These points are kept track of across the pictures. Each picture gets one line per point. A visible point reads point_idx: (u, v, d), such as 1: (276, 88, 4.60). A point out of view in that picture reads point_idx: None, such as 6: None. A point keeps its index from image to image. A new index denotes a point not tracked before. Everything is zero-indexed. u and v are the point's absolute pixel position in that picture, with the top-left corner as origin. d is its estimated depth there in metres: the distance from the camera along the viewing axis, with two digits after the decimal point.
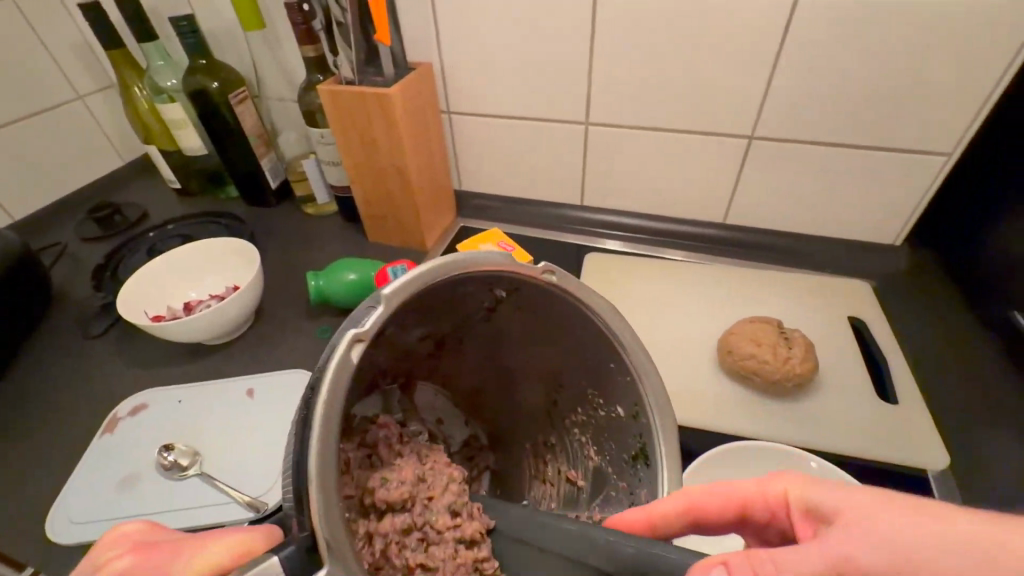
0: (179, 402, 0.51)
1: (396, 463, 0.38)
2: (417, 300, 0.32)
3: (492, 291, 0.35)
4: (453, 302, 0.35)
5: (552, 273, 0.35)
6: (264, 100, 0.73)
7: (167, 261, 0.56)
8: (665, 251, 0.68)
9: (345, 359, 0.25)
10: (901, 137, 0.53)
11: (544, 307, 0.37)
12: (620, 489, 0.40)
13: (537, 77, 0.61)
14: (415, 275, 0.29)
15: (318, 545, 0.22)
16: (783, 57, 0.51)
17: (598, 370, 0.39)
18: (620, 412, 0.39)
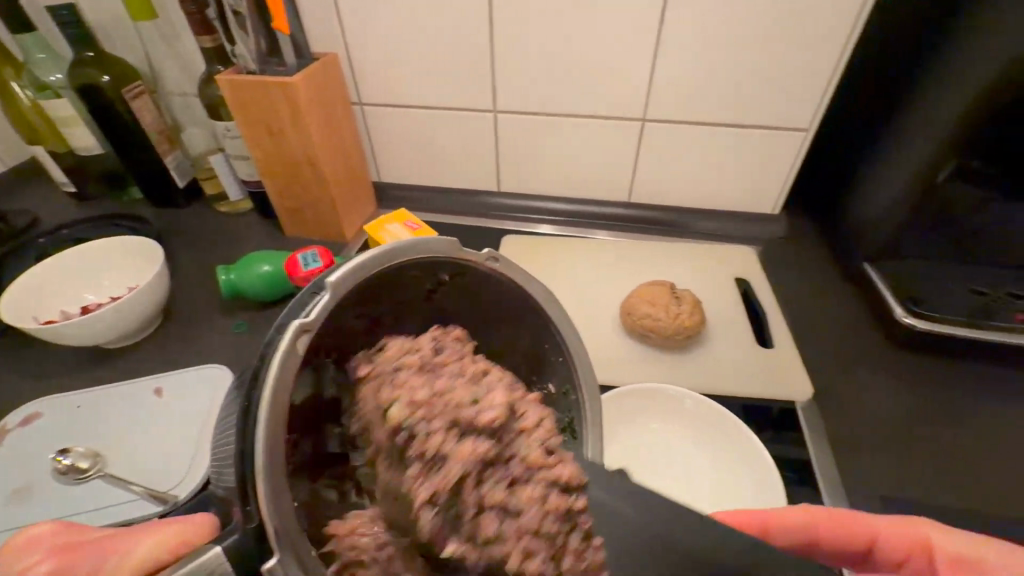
0: (77, 408, 0.48)
1: (481, 380, 0.29)
2: (359, 290, 0.28)
3: (436, 275, 0.32)
4: (395, 282, 0.30)
5: (496, 259, 0.33)
6: (166, 94, 0.70)
7: (59, 262, 0.53)
8: (593, 231, 0.70)
9: (290, 352, 0.22)
10: (770, 115, 0.58)
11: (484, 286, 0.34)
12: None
13: (453, 68, 0.60)
14: (352, 264, 0.26)
15: (267, 537, 0.20)
16: (662, 44, 0.55)
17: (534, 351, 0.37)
18: (552, 389, 0.38)
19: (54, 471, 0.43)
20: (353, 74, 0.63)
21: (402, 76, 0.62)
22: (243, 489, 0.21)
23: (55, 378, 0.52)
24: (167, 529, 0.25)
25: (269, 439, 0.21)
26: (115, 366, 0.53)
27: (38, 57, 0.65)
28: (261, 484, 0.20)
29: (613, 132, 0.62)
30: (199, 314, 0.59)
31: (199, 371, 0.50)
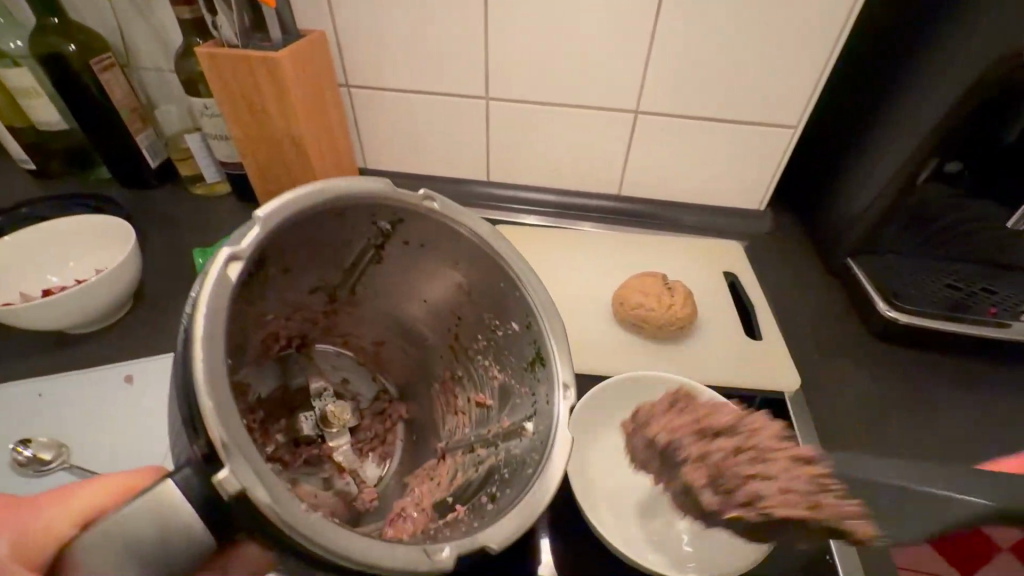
0: (39, 396, 0.45)
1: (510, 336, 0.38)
2: (291, 231, 0.32)
3: (376, 223, 0.35)
4: (341, 240, 0.36)
5: (433, 200, 0.35)
6: (138, 68, 0.66)
7: (18, 240, 0.50)
8: (577, 223, 0.69)
9: (223, 278, 0.26)
10: (760, 111, 0.59)
11: (421, 228, 0.36)
12: (527, 399, 0.36)
13: (446, 52, 0.59)
14: (293, 198, 0.30)
15: (216, 451, 0.23)
16: (658, 36, 0.55)
17: (483, 289, 0.38)
18: (514, 327, 0.37)
19: (14, 464, 0.40)
20: (341, 54, 0.61)
21: (391, 58, 0.61)
22: (190, 420, 0.24)
23: (13, 365, 0.48)
24: (116, 475, 0.29)
25: (206, 359, 0.24)
26: (80, 353, 0.49)
27: None
28: (203, 405, 0.23)
29: (606, 123, 0.62)
30: (172, 300, 0.56)
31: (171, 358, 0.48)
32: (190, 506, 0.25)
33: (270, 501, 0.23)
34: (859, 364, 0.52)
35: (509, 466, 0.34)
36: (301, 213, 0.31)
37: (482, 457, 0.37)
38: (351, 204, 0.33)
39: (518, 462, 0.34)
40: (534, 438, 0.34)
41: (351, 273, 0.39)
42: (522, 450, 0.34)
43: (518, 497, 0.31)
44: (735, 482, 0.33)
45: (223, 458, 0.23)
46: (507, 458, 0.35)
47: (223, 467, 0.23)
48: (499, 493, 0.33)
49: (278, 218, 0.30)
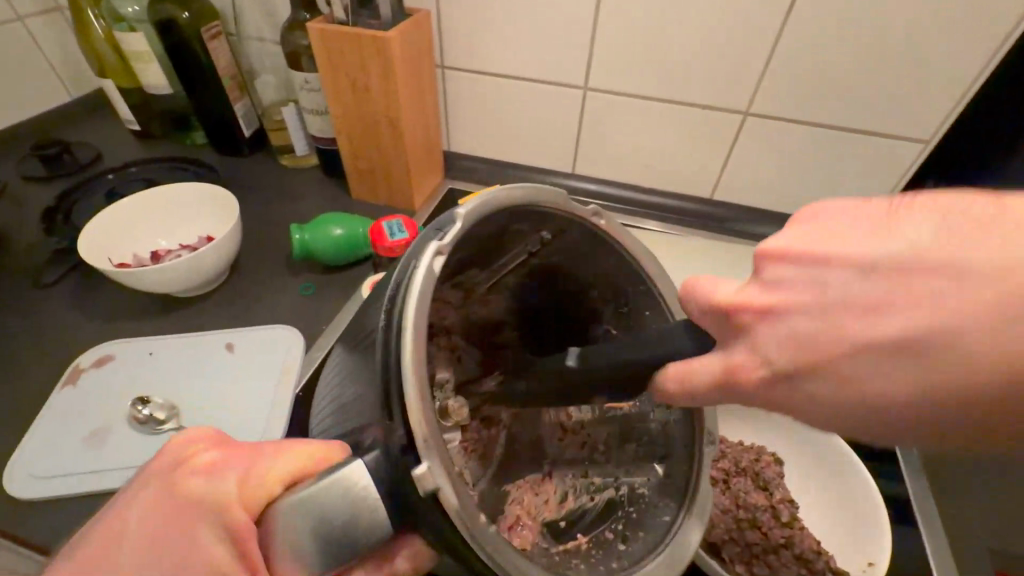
0: (150, 355, 0.48)
1: None
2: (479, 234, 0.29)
3: (537, 233, 0.33)
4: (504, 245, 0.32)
5: (600, 216, 0.34)
6: (241, 37, 0.67)
7: (133, 204, 0.52)
8: (642, 221, 0.67)
9: (429, 274, 0.24)
10: (888, 122, 0.54)
11: (584, 240, 0.34)
12: (654, 433, 0.35)
13: (548, 38, 0.57)
14: (485, 201, 0.28)
15: (416, 441, 0.21)
16: (785, 34, 0.50)
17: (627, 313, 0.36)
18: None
19: (133, 420, 0.43)
20: (441, 32, 0.59)
21: (491, 40, 0.59)
22: (391, 402, 0.23)
23: (124, 321, 0.51)
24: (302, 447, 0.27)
25: (414, 345, 0.22)
26: (183, 316, 0.52)
27: None
28: (406, 378, 0.22)
29: (709, 123, 0.58)
30: (264, 271, 0.57)
31: (268, 330, 0.50)
32: (378, 488, 0.23)
33: (460, 505, 0.22)
34: None
35: (636, 504, 0.34)
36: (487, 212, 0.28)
37: (598, 485, 0.35)
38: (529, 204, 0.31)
39: (647, 504, 0.34)
40: (665, 479, 0.34)
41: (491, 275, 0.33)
42: (651, 490, 0.34)
43: (658, 541, 0.31)
44: (773, 547, 0.36)
45: (422, 453, 0.21)
46: (631, 494, 0.34)
47: (422, 459, 0.21)
48: (630, 534, 0.32)
49: (476, 220, 0.28)
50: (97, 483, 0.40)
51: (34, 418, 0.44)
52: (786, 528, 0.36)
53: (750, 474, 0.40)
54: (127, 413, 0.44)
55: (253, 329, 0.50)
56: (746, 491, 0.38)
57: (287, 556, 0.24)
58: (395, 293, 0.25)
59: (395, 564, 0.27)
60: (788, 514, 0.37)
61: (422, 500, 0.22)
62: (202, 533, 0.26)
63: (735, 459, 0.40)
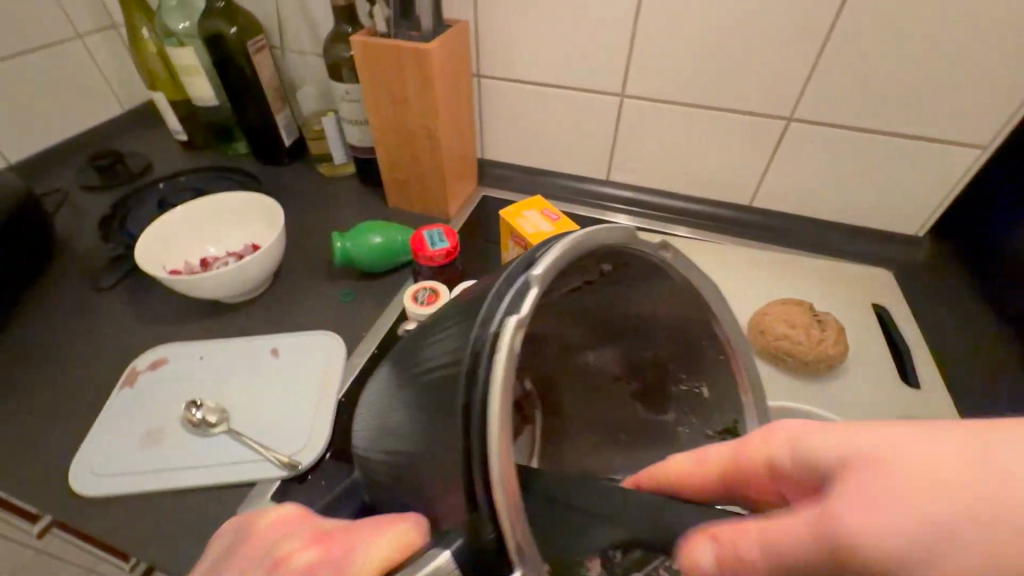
0: (200, 360, 0.49)
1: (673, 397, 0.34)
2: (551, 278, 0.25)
3: (599, 266, 0.29)
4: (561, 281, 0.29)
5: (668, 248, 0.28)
6: (284, 50, 0.69)
7: (185, 214, 0.54)
8: (672, 227, 0.66)
9: (512, 347, 0.19)
10: (941, 127, 0.51)
11: (642, 276, 0.30)
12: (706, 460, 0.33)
13: (585, 46, 0.57)
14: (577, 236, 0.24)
15: (512, 551, 0.18)
16: (831, 39, 0.49)
17: (677, 344, 0.33)
18: (707, 391, 0.33)
19: (186, 422, 0.44)
20: (478, 42, 0.60)
21: (528, 49, 0.59)
22: (473, 491, 0.19)
23: (174, 326, 0.53)
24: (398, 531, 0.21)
25: (499, 428, 0.18)
26: (230, 321, 0.54)
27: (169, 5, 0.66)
28: (494, 477, 0.18)
29: (749, 129, 0.57)
30: (304, 278, 0.59)
31: (311, 336, 0.51)
32: None
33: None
34: None
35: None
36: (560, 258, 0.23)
37: None
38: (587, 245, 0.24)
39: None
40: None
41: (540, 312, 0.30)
42: None
43: None
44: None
45: (514, 559, 0.18)
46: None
47: (516, 570, 0.18)
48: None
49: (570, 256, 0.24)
50: (152, 482, 0.41)
51: (93, 418, 0.46)
52: None
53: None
54: (179, 415, 0.45)
55: (295, 335, 0.52)
56: None
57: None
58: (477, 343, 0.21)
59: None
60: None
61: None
62: None
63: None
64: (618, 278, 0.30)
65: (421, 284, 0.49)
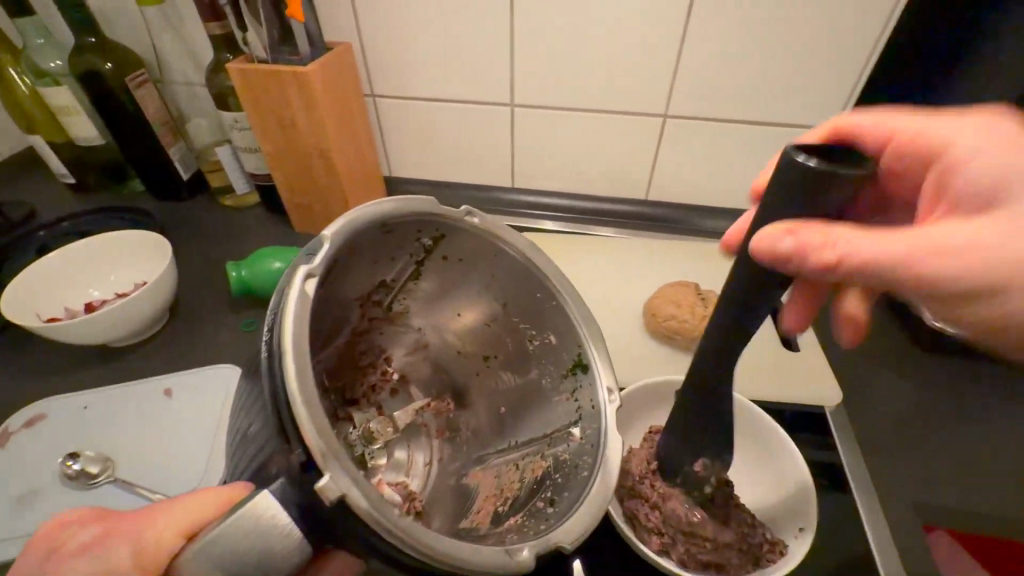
0: (84, 409, 0.46)
1: (529, 350, 0.42)
2: (352, 246, 0.33)
3: (420, 238, 0.38)
4: (384, 257, 0.37)
5: (472, 215, 0.39)
6: (170, 82, 0.67)
7: (61, 258, 0.51)
8: (596, 228, 0.69)
9: (303, 293, 0.27)
10: (795, 113, 0.57)
11: (466, 245, 0.39)
12: (568, 406, 0.39)
13: (469, 61, 0.59)
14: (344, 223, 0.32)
15: (313, 457, 0.23)
16: (688, 39, 0.53)
17: (521, 302, 0.41)
18: (554, 339, 0.41)
19: (64, 476, 0.41)
20: (366, 63, 0.61)
21: (414, 65, 0.60)
22: (286, 429, 0.25)
23: (57, 377, 0.50)
24: (210, 491, 0.28)
25: (295, 358, 0.25)
26: (120, 365, 0.51)
27: (37, 43, 0.63)
28: (298, 414, 0.24)
29: (631, 128, 0.61)
30: (205, 312, 0.56)
31: (207, 371, 0.49)
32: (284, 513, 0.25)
33: (368, 504, 0.24)
34: (905, 372, 0.49)
35: (561, 470, 0.37)
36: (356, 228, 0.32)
37: (524, 466, 0.39)
38: (405, 219, 0.36)
39: (570, 467, 0.37)
40: (582, 442, 0.37)
41: (390, 291, 0.40)
42: (571, 455, 0.37)
43: (580, 496, 0.33)
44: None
45: (322, 464, 0.23)
46: (557, 463, 0.38)
47: (322, 472, 0.23)
48: (557, 496, 0.35)
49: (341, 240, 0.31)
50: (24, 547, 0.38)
51: None
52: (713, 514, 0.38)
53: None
54: (58, 471, 0.42)
55: (191, 372, 0.50)
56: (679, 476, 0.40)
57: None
58: (274, 313, 0.28)
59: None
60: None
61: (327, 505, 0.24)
62: None
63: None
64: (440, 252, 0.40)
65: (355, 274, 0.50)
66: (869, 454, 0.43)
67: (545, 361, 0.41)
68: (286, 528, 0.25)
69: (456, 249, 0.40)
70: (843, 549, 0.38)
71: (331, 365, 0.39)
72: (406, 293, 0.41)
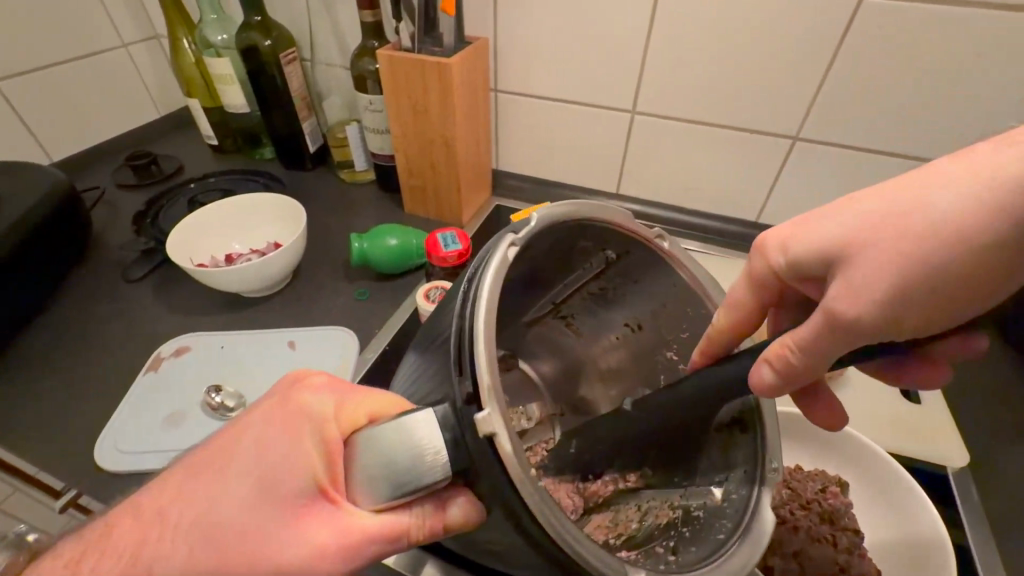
0: (221, 348, 0.52)
1: None
2: (553, 239, 0.33)
3: (605, 251, 0.37)
4: (565, 257, 0.36)
5: (664, 239, 0.37)
6: (313, 62, 0.73)
7: (213, 213, 0.57)
8: (685, 241, 0.67)
9: (503, 258, 0.28)
10: (944, 149, 0.53)
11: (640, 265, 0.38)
12: (716, 459, 0.34)
13: (599, 64, 0.59)
14: (560, 207, 0.32)
15: (480, 391, 0.23)
16: (837, 63, 0.51)
17: (688, 339, 0.39)
18: None
19: (204, 407, 0.46)
20: (497, 59, 0.63)
21: (543, 65, 0.62)
22: (462, 360, 0.25)
23: (197, 316, 0.56)
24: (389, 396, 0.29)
25: (486, 315, 0.25)
26: (250, 315, 0.56)
27: (210, 18, 0.70)
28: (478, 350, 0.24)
29: (754, 148, 0.59)
30: (324, 276, 0.61)
31: (326, 330, 0.53)
32: (443, 436, 0.23)
33: (514, 451, 0.22)
34: None
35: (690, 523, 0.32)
36: (569, 226, 0.33)
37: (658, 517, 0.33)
38: (599, 227, 0.35)
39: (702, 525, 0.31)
40: (723, 503, 0.32)
41: (567, 291, 0.39)
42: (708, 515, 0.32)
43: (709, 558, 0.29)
44: None
45: (484, 400, 0.23)
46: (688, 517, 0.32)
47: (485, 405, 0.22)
48: (682, 548, 0.30)
49: (549, 222, 0.31)
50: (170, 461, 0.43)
51: (117, 400, 0.48)
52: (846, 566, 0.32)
53: (815, 508, 0.35)
54: (200, 400, 0.47)
55: (312, 328, 0.54)
56: (801, 515, 0.35)
57: (365, 474, 0.24)
58: (473, 273, 0.29)
59: (451, 521, 0.26)
60: (847, 542, 0.34)
61: (473, 442, 0.23)
62: (299, 447, 0.27)
63: (799, 491, 0.36)
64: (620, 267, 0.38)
65: (433, 284, 0.50)
66: (995, 529, 0.40)
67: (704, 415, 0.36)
68: (437, 446, 0.23)
69: (638, 270, 0.38)
70: None
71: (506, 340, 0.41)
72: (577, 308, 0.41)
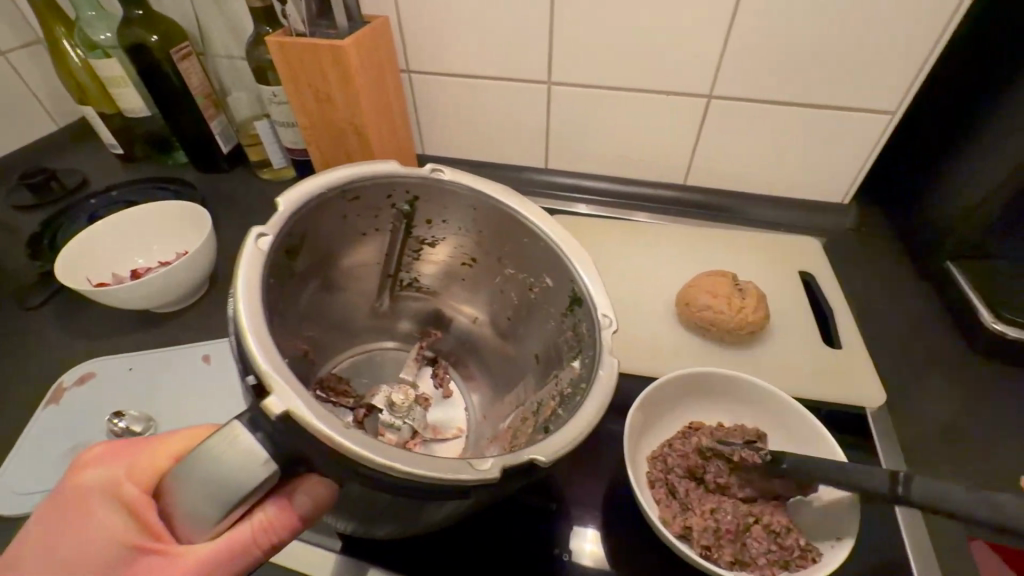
0: (129, 370, 0.49)
1: (535, 297, 0.41)
2: (320, 217, 0.37)
3: (395, 203, 0.40)
4: (369, 229, 0.41)
5: (441, 170, 0.39)
6: (212, 56, 0.69)
7: (110, 227, 0.54)
8: (630, 213, 0.67)
9: (257, 248, 0.31)
10: (852, 95, 0.53)
11: (436, 204, 0.41)
12: (570, 341, 0.38)
13: (507, 34, 0.57)
14: (310, 187, 0.35)
15: (263, 381, 0.25)
16: (739, 15, 0.50)
17: (512, 248, 0.41)
18: (550, 280, 0.39)
19: (110, 433, 0.43)
20: (403, 37, 0.60)
21: (451, 40, 0.59)
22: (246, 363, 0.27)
23: (106, 339, 0.52)
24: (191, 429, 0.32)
25: (247, 309, 0.28)
26: (164, 331, 0.53)
27: (88, 15, 0.65)
28: (249, 346, 0.27)
29: (673, 107, 0.58)
30: None
31: None
32: (254, 434, 0.25)
33: (313, 415, 0.25)
34: (944, 378, 0.48)
35: (561, 405, 0.35)
36: (320, 197, 0.35)
37: (542, 414, 0.38)
38: (370, 186, 0.38)
39: (568, 394, 0.35)
40: (580, 374, 0.35)
41: (392, 261, 0.45)
42: (571, 388, 0.35)
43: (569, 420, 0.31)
44: (741, 527, 0.35)
45: (270, 386, 0.25)
46: (561, 400, 0.35)
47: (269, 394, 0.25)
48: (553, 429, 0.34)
49: (298, 202, 0.34)
50: None
51: (16, 440, 0.44)
52: (759, 515, 0.35)
53: None
54: (107, 428, 0.45)
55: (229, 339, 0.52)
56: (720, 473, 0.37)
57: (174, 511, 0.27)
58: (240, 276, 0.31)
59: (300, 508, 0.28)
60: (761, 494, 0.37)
61: (276, 428, 0.25)
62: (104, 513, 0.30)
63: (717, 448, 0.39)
64: (421, 210, 0.41)
65: None
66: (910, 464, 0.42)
67: (547, 313, 0.41)
68: (246, 443, 0.25)
69: (438, 210, 0.42)
70: (878, 552, 0.37)
71: (371, 320, 0.47)
72: (417, 269, 0.46)
